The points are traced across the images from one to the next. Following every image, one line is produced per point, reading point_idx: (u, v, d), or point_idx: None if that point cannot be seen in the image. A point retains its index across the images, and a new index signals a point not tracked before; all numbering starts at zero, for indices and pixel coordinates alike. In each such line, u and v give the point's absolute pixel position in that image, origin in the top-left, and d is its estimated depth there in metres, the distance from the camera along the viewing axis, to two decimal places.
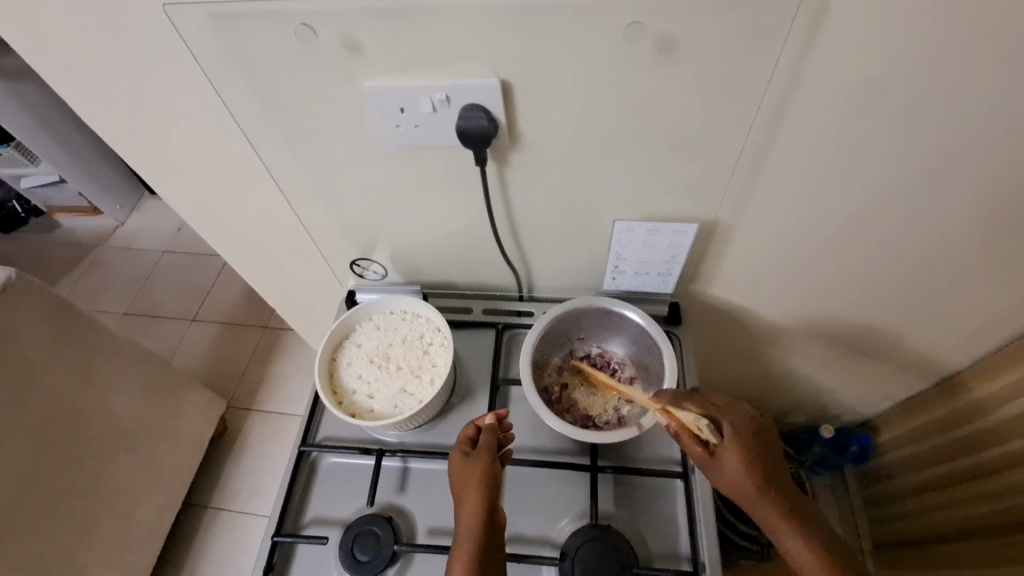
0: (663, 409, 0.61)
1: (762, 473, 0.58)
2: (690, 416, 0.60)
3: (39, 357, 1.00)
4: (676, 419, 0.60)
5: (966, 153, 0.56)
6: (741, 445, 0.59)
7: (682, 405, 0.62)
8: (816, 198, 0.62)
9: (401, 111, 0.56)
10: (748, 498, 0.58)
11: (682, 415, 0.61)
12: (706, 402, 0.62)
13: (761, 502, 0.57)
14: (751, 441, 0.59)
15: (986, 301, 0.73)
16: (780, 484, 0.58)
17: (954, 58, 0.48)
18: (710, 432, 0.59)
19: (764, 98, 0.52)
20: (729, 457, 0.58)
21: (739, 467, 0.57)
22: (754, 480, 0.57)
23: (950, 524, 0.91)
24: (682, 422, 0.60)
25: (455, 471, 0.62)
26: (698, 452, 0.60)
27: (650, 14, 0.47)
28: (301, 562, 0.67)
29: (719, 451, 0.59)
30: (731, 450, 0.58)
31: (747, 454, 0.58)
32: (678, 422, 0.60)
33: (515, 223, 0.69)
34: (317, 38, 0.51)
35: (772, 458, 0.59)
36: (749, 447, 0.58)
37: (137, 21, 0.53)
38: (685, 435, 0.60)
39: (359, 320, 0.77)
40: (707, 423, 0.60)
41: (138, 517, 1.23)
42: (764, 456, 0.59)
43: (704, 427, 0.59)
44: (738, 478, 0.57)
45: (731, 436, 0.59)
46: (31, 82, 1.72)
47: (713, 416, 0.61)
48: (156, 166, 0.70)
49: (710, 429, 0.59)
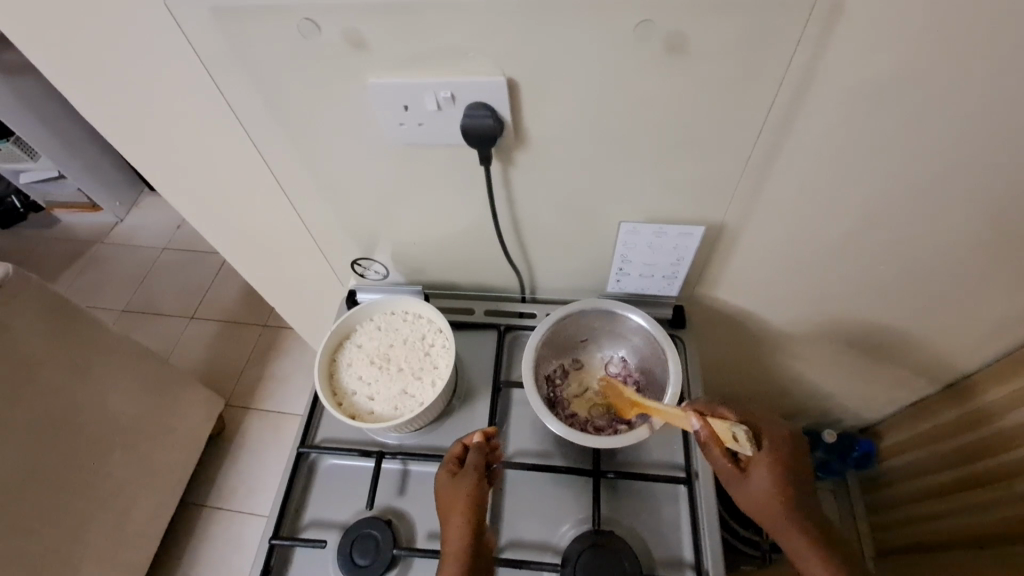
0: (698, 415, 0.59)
1: (792, 490, 0.58)
2: (726, 426, 0.59)
3: (36, 354, 0.99)
4: (710, 427, 0.59)
5: (980, 158, 0.55)
6: (774, 459, 0.59)
7: (716, 413, 0.61)
8: (825, 200, 0.61)
9: (405, 109, 0.55)
10: (773, 511, 0.58)
11: (718, 425, 0.60)
12: (738, 414, 0.62)
13: (786, 520, 0.57)
14: (784, 455, 0.59)
15: (995, 308, 0.72)
16: (807, 499, 0.58)
17: (969, 61, 0.47)
18: (747, 444, 0.59)
19: (776, 99, 0.51)
20: (762, 471, 0.58)
21: (770, 482, 0.58)
22: (783, 496, 0.58)
23: (954, 532, 0.90)
24: (716, 432, 0.59)
25: (442, 491, 0.61)
26: (728, 464, 0.59)
27: (660, 12, 0.46)
28: (299, 565, 0.66)
29: (750, 464, 0.59)
30: (763, 464, 0.59)
31: (780, 470, 0.58)
32: (712, 431, 0.59)
33: (519, 223, 0.68)
34: (321, 33, 0.50)
35: (801, 473, 0.60)
36: (782, 462, 0.59)
37: (136, 14, 0.52)
38: (716, 445, 0.59)
39: (358, 321, 0.76)
40: (745, 433, 0.59)
41: (134, 517, 1.22)
42: (796, 472, 0.59)
43: (741, 438, 0.59)
44: (769, 491, 0.58)
45: (767, 450, 0.59)
46: (30, 77, 1.71)
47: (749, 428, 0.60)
48: (155, 162, 0.69)
49: (747, 442, 0.59)
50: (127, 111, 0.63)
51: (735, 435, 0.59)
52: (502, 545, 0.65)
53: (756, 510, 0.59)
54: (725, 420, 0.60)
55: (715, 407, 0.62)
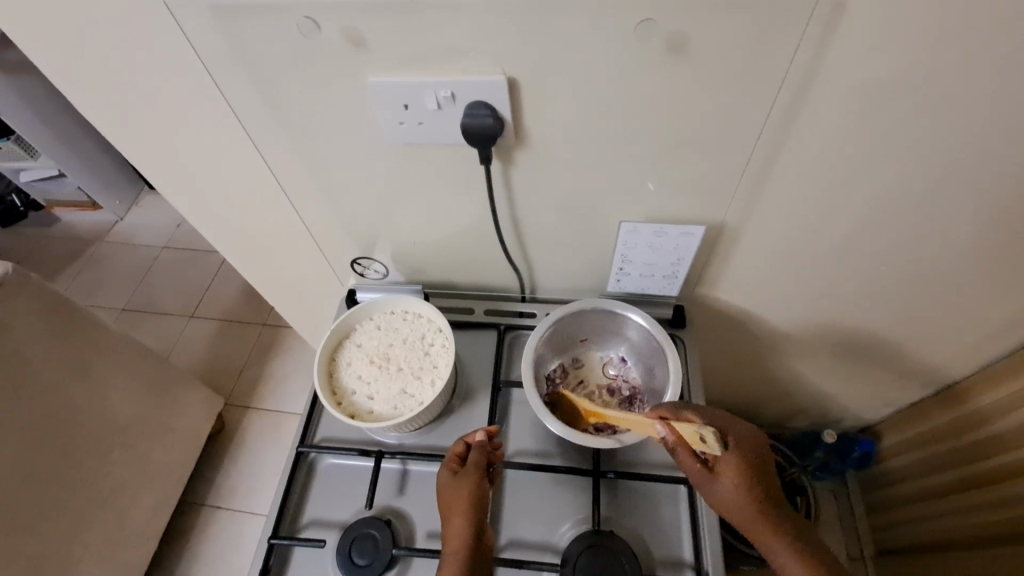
0: (662, 421, 0.58)
1: (760, 490, 0.56)
2: (692, 429, 0.57)
3: (35, 353, 0.98)
4: (675, 431, 0.58)
5: (981, 159, 0.55)
6: (741, 460, 0.57)
7: (681, 415, 0.59)
8: (826, 201, 0.61)
9: (405, 108, 0.55)
10: (744, 514, 0.57)
11: (683, 427, 0.58)
12: (706, 414, 0.60)
13: (757, 519, 0.56)
14: (750, 455, 0.58)
15: (995, 309, 0.72)
16: (775, 497, 0.57)
17: (971, 62, 0.47)
18: (715, 446, 0.57)
19: (777, 99, 0.51)
20: (730, 473, 0.57)
21: (738, 485, 0.56)
22: (751, 497, 0.56)
23: (953, 533, 0.90)
24: (681, 434, 0.58)
25: (443, 489, 0.61)
26: (697, 466, 0.58)
27: (661, 11, 0.46)
28: (298, 564, 0.66)
29: (718, 465, 0.58)
30: (730, 466, 0.57)
31: (747, 471, 0.56)
32: (678, 434, 0.57)
33: (519, 223, 0.68)
34: (321, 32, 0.50)
35: (767, 472, 0.58)
36: (749, 462, 0.57)
37: (136, 12, 0.52)
38: (684, 448, 0.58)
39: (358, 320, 0.76)
40: (714, 436, 0.56)
41: (133, 516, 1.22)
42: (762, 471, 0.57)
43: (710, 441, 0.56)
44: (738, 495, 0.56)
45: (733, 450, 0.57)
46: (31, 75, 1.71)
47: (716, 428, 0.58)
48: (155, 160, 0.69)
49: (717, 444, 0.56)
50: (126, 110, 0.62)
51: (701, 437, 0.56)
52: (502, 545, 0.65)
53: (726, 510, 0.58)
54: (690, 422, 0.58)
55: (681, 408, 0.60)
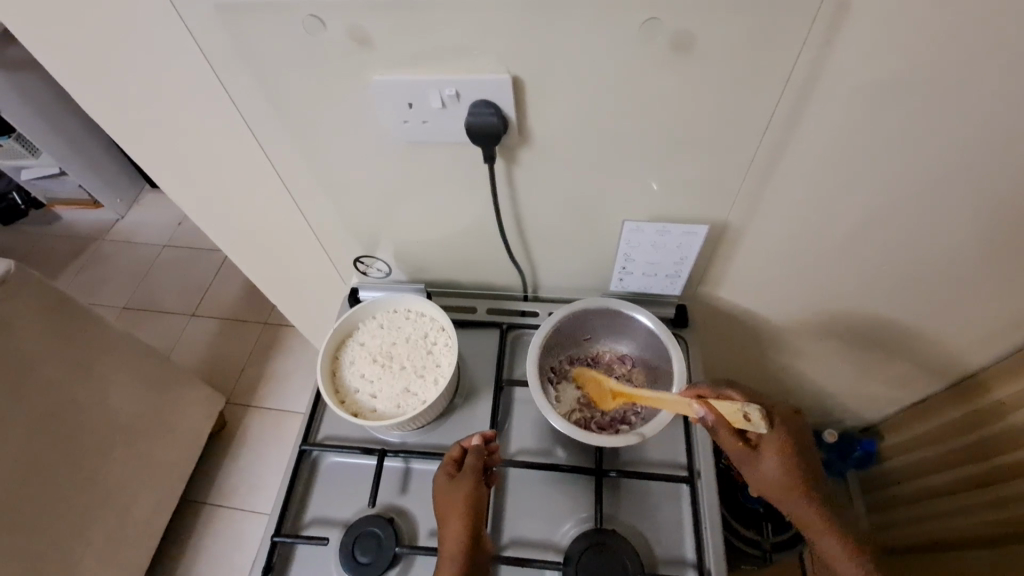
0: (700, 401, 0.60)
1: (803, 469, 0.58)
2: (735, 408, 0.59)
3: (36, 351, 0.98)
4: (715, 412, 0.59)
5: (985, 158, 0.54)
6: (783, 438, 0.59)
7: (723, 395, 0.61)
8: (829, 200, 0.61)
9: (409, 106, 0.55)
10: (786, 493, 0.58)
11: (724, 407, 0.59)
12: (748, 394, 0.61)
13: (799, 500, 0.58)
14: (793, 433, 0.60)
15: (997, 309, 0.72)
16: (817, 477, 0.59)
17: (977, 61, 0.47)
18: (759, 423, 0.58)
19: (781, 99, 0.51)
20: (772, 451, 0.59)
21: (780, 463, 0.58)
22: (795, 475, 0.58)
23: (955, 533, 0.88)
24: (722, 414, 0.59)
25: (439, 493, 0.61)
26: (739, 445, 0.59)
27: (666, 11, 0.46)
28: (301, 563, 0.66)
29: (760, 445, 0.60)
30: (774, 444, 0.59)
31: (791, 450, 0.59)
32: (717, 414, 0.59)
33: (521, 222, 0.68)
34: (326, 30, 0.50)
35: (811, 451, 0.60)
36: (792, 442, 0.59)
37: (141, 10, 0.52)
38: (724, 427, 0.59)
39: (362, 318, 0.76)
40: (758, 414, 0.58)
41: (134, 514, 1.22)
42: (806, 450, 0.59)
43: (753, 419, 0.58)
44: (779, 472, 0.58)
45: (777, 429, 0.59)
46: (31, 73, 1.71)
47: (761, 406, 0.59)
48: (158, 158, 0.69)
49: (762, 422, 0.58)
50: (129, 108, 0.63)
51: (747, 415, 0.58)
52: (503, 544, 0.65)
53: (768, 489, 0.59)
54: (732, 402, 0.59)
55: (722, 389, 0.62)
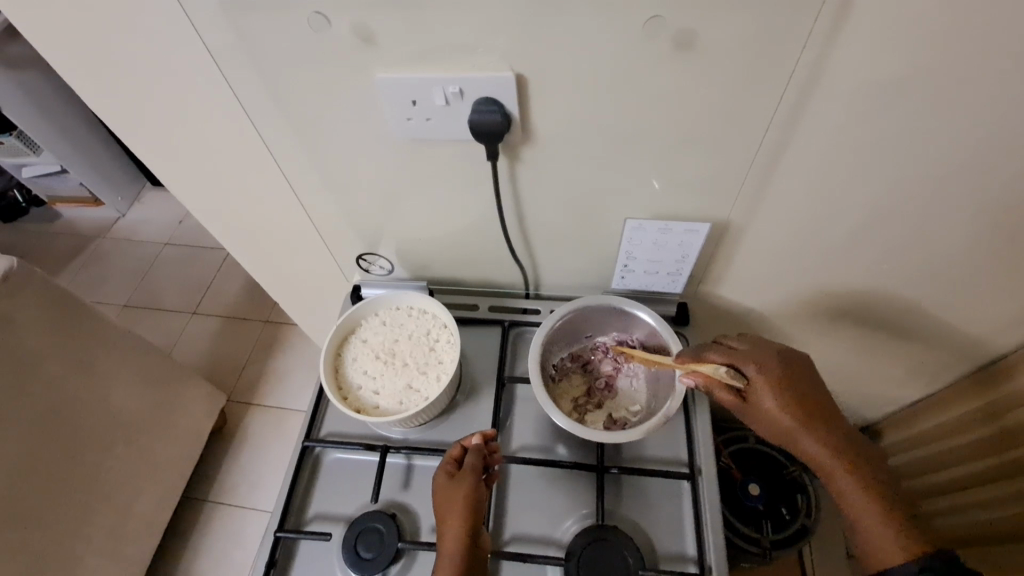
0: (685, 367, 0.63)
1: (799, 405, 0.59)
2: (713, 368, 0.62)
3: (38, 347, 0.99)
4: (699, 373, 0.62)
5: (986, 156, 0.55)
6: (770, 380, 0.60)
7: (704, 358, 0.64)
8: (830, 197, 0.61)
9: (413, 104, 0.55)
10: (786, 434, 0.59)
11: (705, 368, 0.62)
12: (728, 351, 0.64)
13: (802, 437, 0.59)
14: (777, 374, 0.60)
15: (997, 308, 0.72)
16: (817, 411, 0.59)
17: (981, 61, 0.48)
18: (735, 377, 0.61)
19: (783, 97, 0.52)
20: (760, 397, 0.60)
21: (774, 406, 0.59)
22: (789, 413, 0.59)
23: (958, 529, 0.90)
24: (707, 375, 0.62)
25: (438, 492, 0.61)
26: (732, 399, 0.62)
27: (669, 9, 0.46)
28: (304, 559, 0.66)
29: (750, 393, 0.61)
30: (762, 390, 0.60)
31: (781, 389, 0.60)
32: (702, 375, 0.62)
33: (524, 219, 0.68)
34: (331, 27, 0.50)
35: (807, 387, 0.60)
36: (778, 381, 0.60)
37: (147, 6, 0.52)
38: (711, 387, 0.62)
39: (364, 315, 0.76)
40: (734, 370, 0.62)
41: (136, 511, 1.22)
42: (798, 387, 0.60)
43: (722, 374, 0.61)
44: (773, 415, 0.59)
45: (761, 375, 0.61)
46: (32, 70, 1.71)
47: (739, 360, 0.62)
48: (161, 154, 0.69)
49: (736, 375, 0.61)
50: (134, 104, 0.63)
51: (721, 372, 0.61)
52: (505, 540, 0.66)
53: (771, 433, 0.61)
54: (711, 363, 0.63)
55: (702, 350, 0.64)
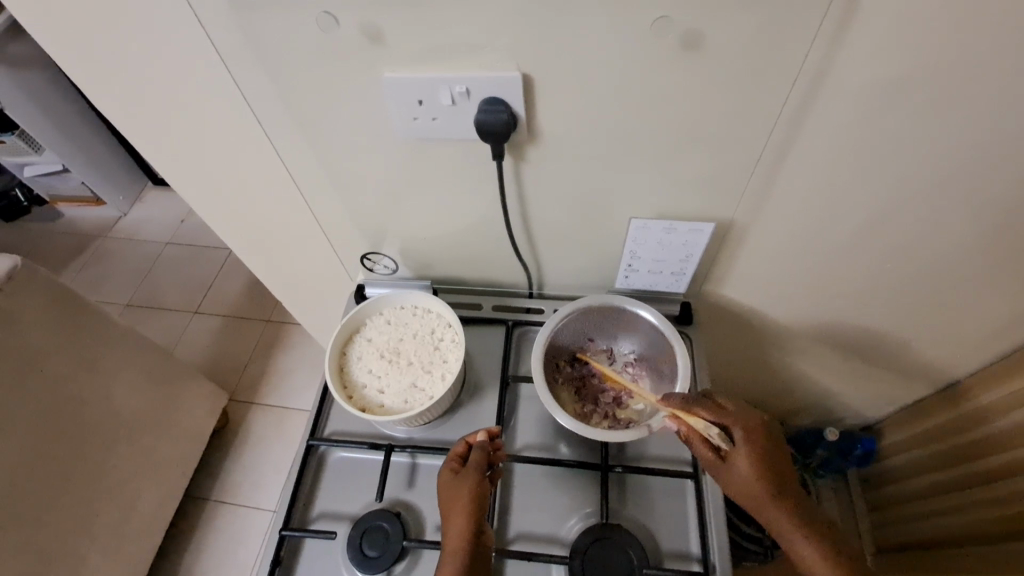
0: (671, 416, 0.62)
1: (772, 477, 0.59)
2: (701, 424, 0.61)
3: (41, 346, 0.99)
4: (686, 425, 0.61)
5: (990, 157, 0.55)
6: (751, 446, 0.60)
7: (692, 409, 0.62)
8: (835, 198, 0.61)
9: (420, 104, 0.55)
10: (758, 503, 0.59)
11: (693, 422, 0.61)
12: (715, 407, 0.63)
13: (769, 507, 0.58)
14: (759, 441, 0.60)
15: (999, 309, 0.73)
16: (786, 484, 0.59)
17: (986, 61, 0.48)
18: (721, 438, 0.61)
19: (789, 97, 0.52)
20: (741, 462, 0.59)
21: (749, 473, 0.59)
22: (766, 484, 0.58)
23: (950, 530, 0.90)
24: (692, 428, 0.61)
25: (443, 489, 0.61)
26: (710, 456, 0.61)
27: (677, 8, 0.46)
28: (308, 558, 0.66)
29: (730, 455, 0.60)
30: (743, 455, 0.59)
31: (759, 458, 0.59)
32: (688, 428, 0.61)
33: (528, 219, 0.68)
34: (339, 27, 0.51)
35: (780, 458, 0.60)
36: (760, 448, 0.60)
37: (155, 6, 0.53)
38: (697, 439, 0.61)
39: (369, 314, 0.76)
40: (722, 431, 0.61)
41: (138, 509, 1.22)
42: (774, 458, 0.60)
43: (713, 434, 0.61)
44: (750, 483, 0.59)
45: (743, 441, 0.60)
46: (33, 69, 1.71)
47: (726, 421, 0.61)
48: (166, 152, 0.69)
49: (722, 435, 0.61)
50: (141, 103, 0.63)
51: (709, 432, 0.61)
52: (509, 538, 0.66)
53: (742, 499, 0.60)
54: (699, 417, 0.61)
55: (692, 402, 0.63)
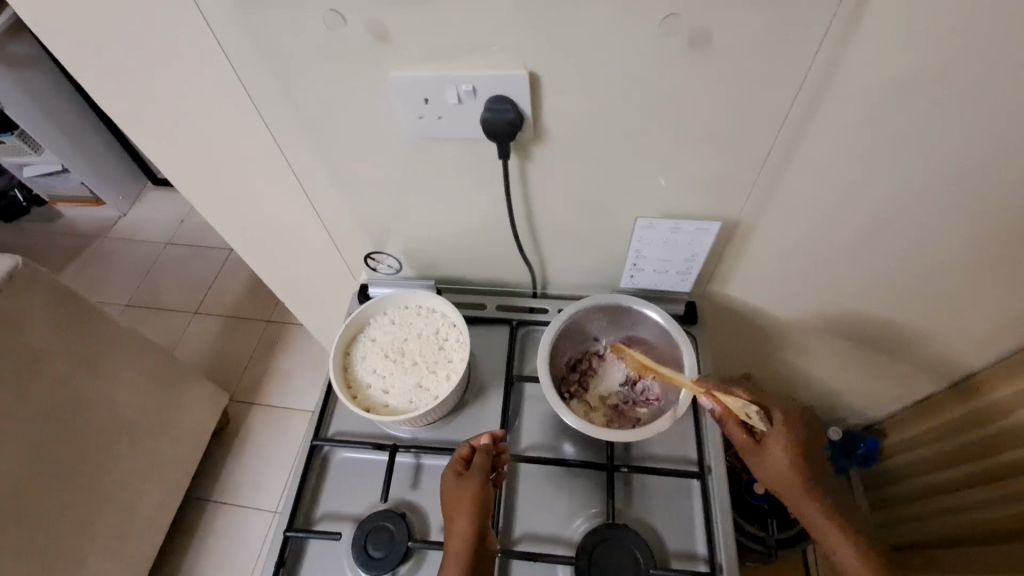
0: (710, 394, 0.62)
1: (808, 465, 0.60)
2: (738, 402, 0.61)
3: (42, 347, 0.98)
4: (723, 404, 0.61)
5: (996, 156, 0.55)
6: (789, 435, 0.61)
7: (730, 390, 0.63)
8: (841, 197, 0.61)
9: (425, 102, 0.55)
10: (792, 493, 0.60)
11: (730, 401, 0.61)
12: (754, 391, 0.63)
13: (803, 495, 0.59)
14: (799, 431, 0.61)
15: (1004, 308, 0.72)
16: (821, 474, 0.60)
17: (995, 60, 0.47)
18: (759, 421, 0.61)
19: (797, 97, 0.52)
20: (778, 448, 0.60)
21: (785, 459, 0.60)
22: (800, 473, 0.59)
23: (951, 530, 0.89)
24: (731, 409, 0.61)
25: (446, 492, 0.61)
26: (745, 438, 0.62)
27: (685, 7, 0.46)
28: (312, 558, 0.66)
29: (765, 437, 0.61)
30: (780, 441, 0.60)
31: (796, 444, 0.60)
32: (724, 407, 0.61)
33: (532, 218, 0.68)
34: (346, 25, 0.50)
35: (816, 448, 0.61)
36: (798, 437, 0.61)
37: (161, 6, 0.52)
38: (732, 420, 0.62)
39: (373, 314, 0.76)
40: (757, 412, 0.61)
41: (139, 510, 1.22)
42: (811, 448, 0.61)
43: (753, 416, 0.61)
44: (786, 471, 0.60)
45: (782, 426, 0.61)
46: (31, 68, 1.70)
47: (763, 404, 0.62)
48: (169, 151, 0.69)
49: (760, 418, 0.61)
50: (144, 100, 0.63)
51: (747, 411, 0.61)
52: (515, 538, 0.66)
53: (777, 487, 0.61)
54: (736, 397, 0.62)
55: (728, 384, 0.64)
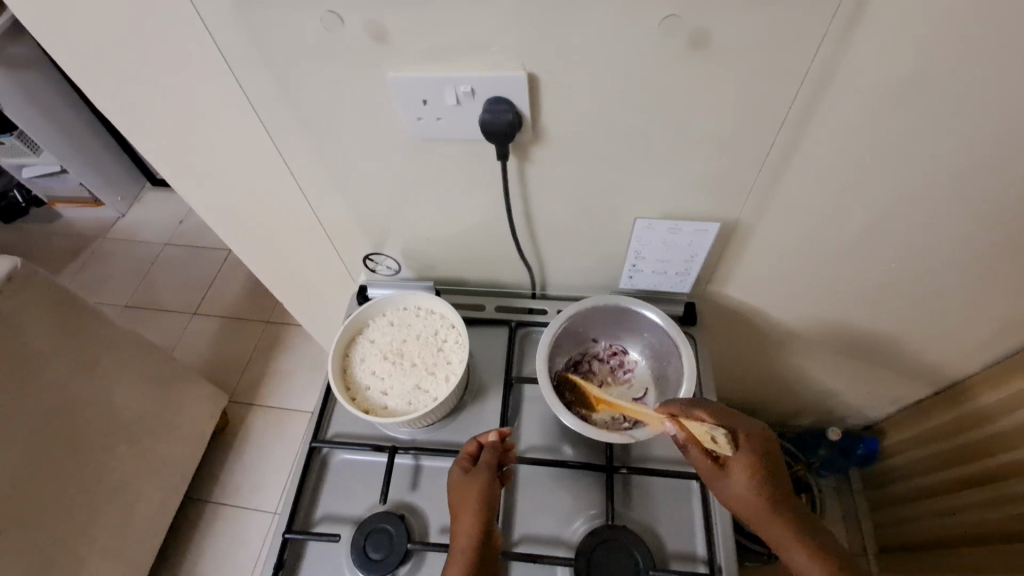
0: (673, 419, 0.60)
1: (773, 491, 0.56)
2: (701, 427, 0.59)
3: (40, 349, 0.98)
4: (685, 429, 0.59)
5: (995, 156, 0.54)
6: (752, 458, 0.57)
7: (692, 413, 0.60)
8: (840, 198, 0.61)
9: (423, 103, 0.55)
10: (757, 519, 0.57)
11: (692, 425, 0.59)
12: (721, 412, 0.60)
13: (769, 521, 0.56)
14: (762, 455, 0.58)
15: (1002, 308, 0.72)
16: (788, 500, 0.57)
17: (994, 61, 0.47)
18: (725, 443, 0.58)
19: (796, 98, 0.51)
20: (739, 473, 0.57)
21: (747, 484, 0.56)
22: (764, 499, 0.56)
23: (951, 530, 0.89)
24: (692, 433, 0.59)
25: (454, 487, 0.61)
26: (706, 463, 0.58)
27: (685, 8, 0.46)
28: (311, 560, 0.66)
29: (728, 462, 0.58)
30: (742, 465, 0.57)
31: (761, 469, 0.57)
32: (688, 432, 0.59)
33: (531, 219, 0.68)
34: (345, 26, 0.50)
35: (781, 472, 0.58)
36: (761, 461, 0.57)
37: (158, 7, 0.52)
38: (694, 445, 0.59)
39: (372, 315, 0.76)
40: (724, 435, 0.58)
41: (138, 511, 1.22)
42: (776, 472, 0.57)
43: (720, 440, 0.58)
44: (748, 496, 0.56)
45: (745, 449, 0.58)
46: (30, 68, 1.70)
47: (728, 426, 0.59)
48: (167, 151, 0.69)
49: (726, 441, 0.58)
50: (141, 101, 0.62)
51: (712, 436, 0.58)
52: (515, 540, 0.65)
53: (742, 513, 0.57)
54: (699, 420, 0.60)
55: (692, 405, 0.61)
